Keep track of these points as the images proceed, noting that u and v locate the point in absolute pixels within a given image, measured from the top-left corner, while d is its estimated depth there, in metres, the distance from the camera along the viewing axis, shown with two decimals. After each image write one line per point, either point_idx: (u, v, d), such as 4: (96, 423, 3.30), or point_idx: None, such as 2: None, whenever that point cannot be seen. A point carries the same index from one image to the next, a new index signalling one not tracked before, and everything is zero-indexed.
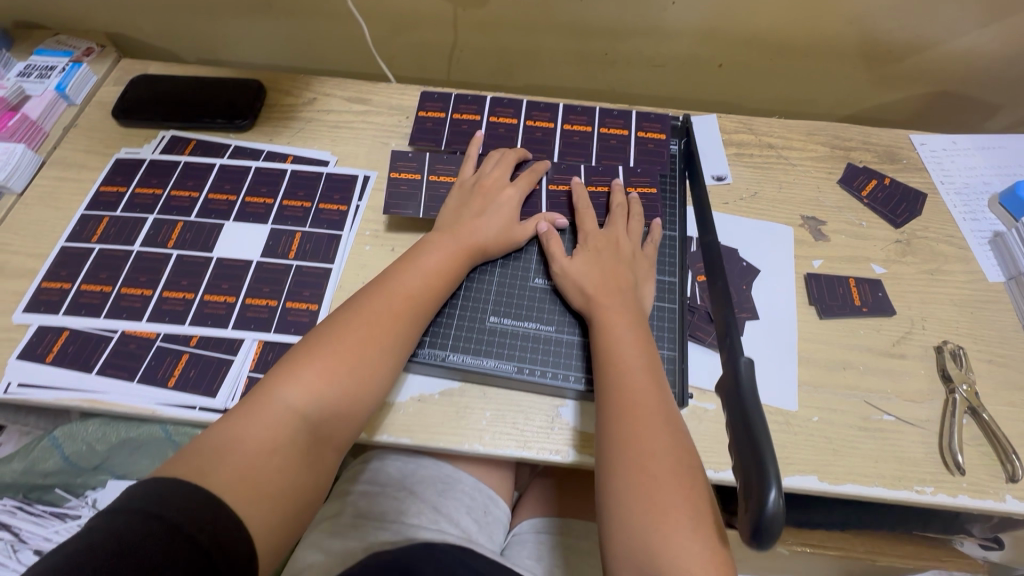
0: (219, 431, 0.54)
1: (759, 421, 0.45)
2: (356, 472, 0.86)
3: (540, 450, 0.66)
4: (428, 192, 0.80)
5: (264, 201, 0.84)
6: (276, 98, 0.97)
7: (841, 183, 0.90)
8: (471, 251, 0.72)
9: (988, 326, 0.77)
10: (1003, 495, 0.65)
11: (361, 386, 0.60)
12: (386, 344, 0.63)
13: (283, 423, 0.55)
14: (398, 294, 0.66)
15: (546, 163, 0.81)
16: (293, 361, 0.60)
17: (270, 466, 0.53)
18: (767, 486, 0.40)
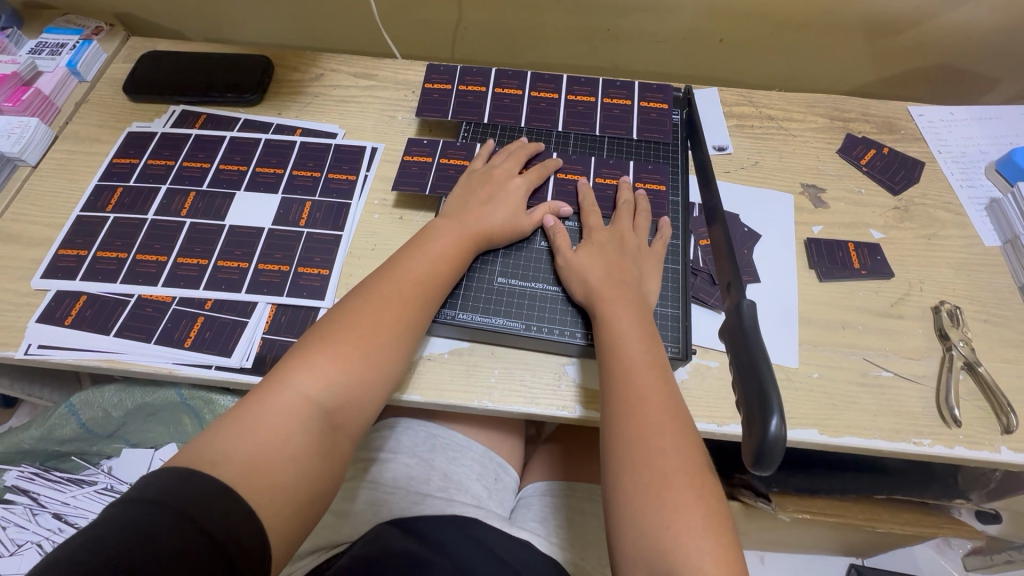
0: (229, 421, 0.53)
1: (764, 357, 0.47)
2: (369, 441, 0.89)
3: (549, 406, 0.68)
4: (437, 173, 0.82)
5: (274, 171, 0.85)
6: (284, 74, 0.98)
7: (840, 153, 0.91)
8: (479, 238, 0.71)
9: (984, 287, 0.79)
10: (998, 446, 0.67)
11: (372, 377, 0.59)
12: (397, 332, 0.62)
13: (295, 415, 0.54)
14: (407, 281, 0.65)
15: (557, 158, 0.81)
16: (304, 350, 0.59)
17: (281, 456, 0.52)
18: (768, 414, 0.42)
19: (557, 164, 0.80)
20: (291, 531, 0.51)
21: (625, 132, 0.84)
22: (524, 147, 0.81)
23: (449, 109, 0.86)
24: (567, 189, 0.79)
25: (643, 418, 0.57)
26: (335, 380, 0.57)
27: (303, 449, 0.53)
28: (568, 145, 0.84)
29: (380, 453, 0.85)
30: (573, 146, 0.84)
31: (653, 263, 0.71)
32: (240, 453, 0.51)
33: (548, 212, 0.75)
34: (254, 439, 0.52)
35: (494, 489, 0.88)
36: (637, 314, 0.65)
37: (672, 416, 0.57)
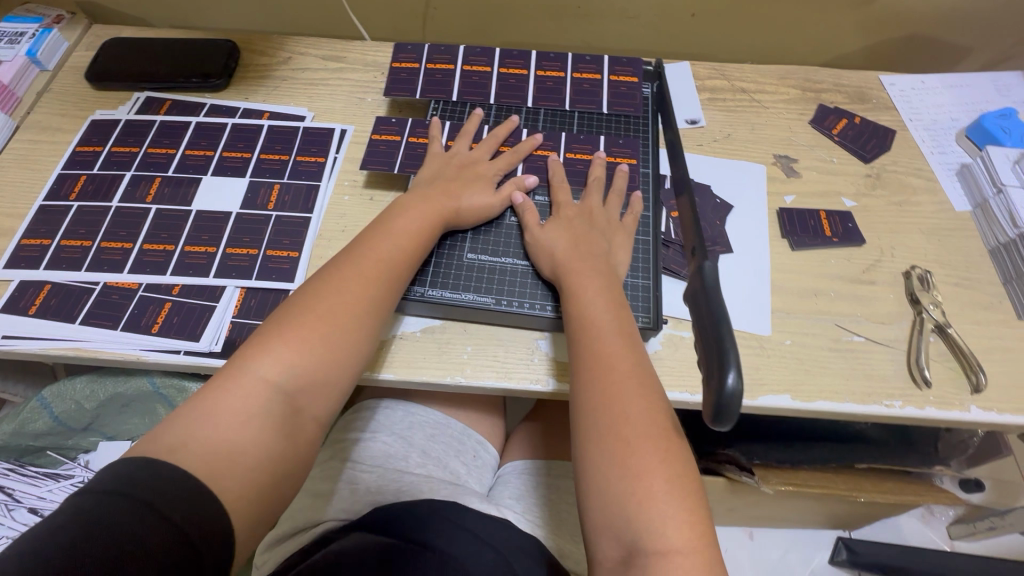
0: (190, 406, 0.53)
1: (722, 315, 0.46)
2: (350, 422, 0.88)
3: (521, 380, 0.68)
4: (405, 151, 0.81)
5: (242, 155, 0.84)
6: (250, 59, 0.97)
7: (812, 124, 0.91)
8: (446, 216, 0.70)
9: (955, 251, 0.79)
10: (968, 405, 0.68)
11: (336, 359, 0.58)
12: (359, 311, 0.61)
13: (257, 398, 0.54)
14: (371, 260, 0.64)
15: (536, 138, 0.79)
16: (264, 332, 0.58)
17: (242, 438, 0.52)
18: (725, 369, 0.42)
19: (537, 143, 0.79)
20: (256, 508, 0.51)
21: (595, 107, 0.84)
22: (498, 127, 0.81)
23: (417, 88, 0.85)
24: (537, 165, 0.79)
25: (608, 388, 0.56)
26: (301, 364, 0.56)
27: (263, 430, 0.53)
28: (538, 123, 0.83)
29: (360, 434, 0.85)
30: (543, 124, 0.83)
31: (623, 236, 0.70)
32: (199, 437, 0.50)
33: (517, 188, 0.75)
34: (218, 422, 0.52)
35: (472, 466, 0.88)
36: (601, 285, 0.64)
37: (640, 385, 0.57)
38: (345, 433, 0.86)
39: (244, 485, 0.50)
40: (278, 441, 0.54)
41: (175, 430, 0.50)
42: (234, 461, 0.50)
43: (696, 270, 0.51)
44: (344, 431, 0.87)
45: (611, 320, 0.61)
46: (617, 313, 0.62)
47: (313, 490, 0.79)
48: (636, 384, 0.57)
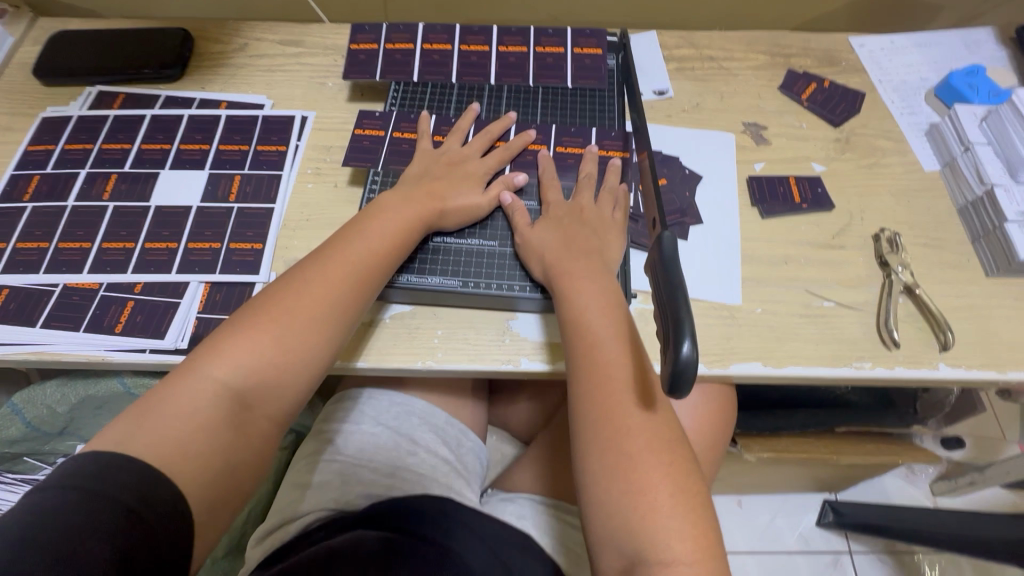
0: (143, 403, 0.54)
1: (680, 287, 0.46)
2: (334, 412, 0.87)
3: (492, 362, 0.68)
4: (390, 149, 0.78)
5: (200, 147, 0.82)
6: (205, 46, 0.94)
7: (781, 89, 0.90)
8: (426, 216, 0.68)
9: (923, 212, 0.79)
10: (936, 363, 0.69)
11: (293, 359, 0.58)
12: (319, 316, 0.60)
13: (206, 394, 0.55)
14: (334, 260, 0.63)
15: (529, 133, 0.77)
16: (222, 334, 0.58)
17: (198, 436, 0.53)
18: (680, 339, 0.42)
19: (531, 138, 0.77)
20: (211, 498, 0.52)
21: (559, 81, 0.82)
22: (493, 124, 0.78)
23: (376, 70, 0.83)
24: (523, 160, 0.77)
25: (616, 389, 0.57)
26: (252, 362, 0.57)
27: (217, 431, 0.54)
28: (502, 101, 0.81)
29: (341, 425, 0.84)
30: (507, 102, 0.81)
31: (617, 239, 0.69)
32: (143, 432, 0.51)
33: (506, 186, 0.73)
34: (159, 418, 0.52)
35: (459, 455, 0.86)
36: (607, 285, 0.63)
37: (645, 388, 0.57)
38: (331, 425, 0.85)
39: (199, 478, 0.52)
40: (226, 434, 0.54)
41: (124, 426, 0.52)
42: (182, 451, 0.52)
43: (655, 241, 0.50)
44: (327, 422, 0.86)
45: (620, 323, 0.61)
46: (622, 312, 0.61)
47: (300, 483, 0.80)
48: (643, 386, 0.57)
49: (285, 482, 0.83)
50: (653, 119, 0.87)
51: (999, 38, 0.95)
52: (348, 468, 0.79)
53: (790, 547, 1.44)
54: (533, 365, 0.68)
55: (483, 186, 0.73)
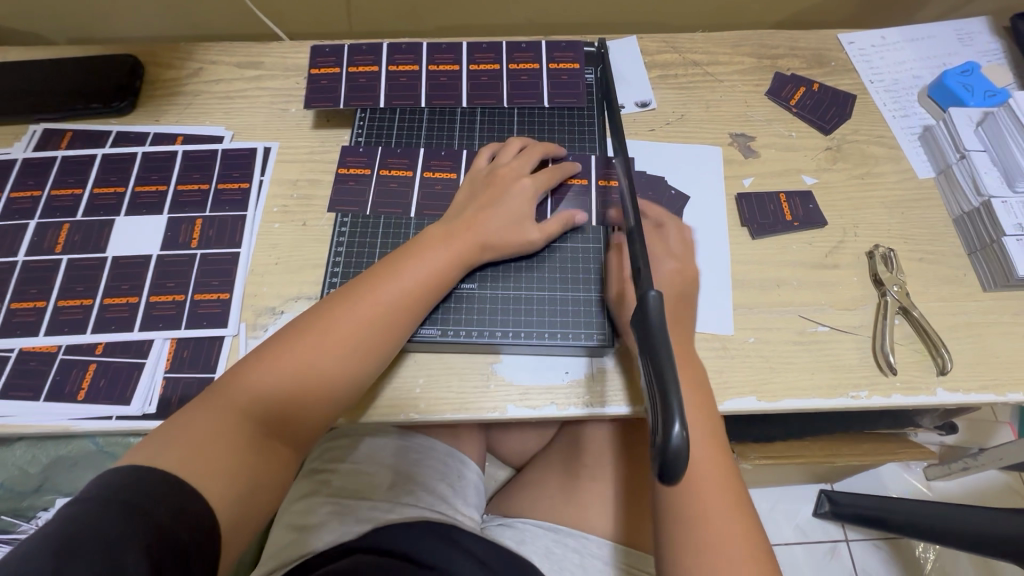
0: (178, 421, 0.56)
1: (666, 355, 0.43)
2: (333, 449, 0.82)
3: (479, 409, 0.65)
4: (378, 187, 0.74)
5: (157, 189, 0.77)
6: (156, 73, 0.88)
7: (769, 96, 0.86)
8: (471, 246, 0.66)
9: (918, 224, 0.76)
10: (934, 388, 0.67)
11: (320, 389, 0.60)
12: (352, 352, 0.61)
13: (238, 413, 0.57)
14: (370, 293, 0.63)
15: (574, 163, 0.74)
16: (251, 363, 0.60)
17: (228, 458, 0.54)
18: (669, 418, 0.40)
19: (576, 170, 0.74)
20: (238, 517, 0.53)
21: (536, 101, 0.78)
22: (543, 146, 0.74)
23: (340, 97, 0.78)
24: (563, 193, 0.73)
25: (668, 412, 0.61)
26: (282, 390, 0.59)
27: (246, 455, 0.55)
28: (475, 126, 0.77)
29: (337, 463, 0.80)
30: (478, 128, 0.77)
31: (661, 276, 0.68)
32: (180, 448, 0.53)
33: (566, 222, 0.69)
34: (197, 435, 0.54)
35: (459, 489, 0.81)
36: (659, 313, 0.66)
37: (699, 411, 0.61)
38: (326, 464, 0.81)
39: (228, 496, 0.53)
40: (252, 454, 0.56)
41: (161, 442, 0.53)
42: (213, 469, 0.53)
43: (640, 301, 0.47)
44: (325, 460, 0.82)
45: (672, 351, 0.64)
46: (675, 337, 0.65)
47: (296, 524, 0.76)
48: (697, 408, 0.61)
49: (279, 522, 0.79)
50: (636, 134, 0.83)
51: (994, 28, 0.90)
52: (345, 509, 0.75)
53: (789, 538, 1.46)
54: (520, 411, 0.65)
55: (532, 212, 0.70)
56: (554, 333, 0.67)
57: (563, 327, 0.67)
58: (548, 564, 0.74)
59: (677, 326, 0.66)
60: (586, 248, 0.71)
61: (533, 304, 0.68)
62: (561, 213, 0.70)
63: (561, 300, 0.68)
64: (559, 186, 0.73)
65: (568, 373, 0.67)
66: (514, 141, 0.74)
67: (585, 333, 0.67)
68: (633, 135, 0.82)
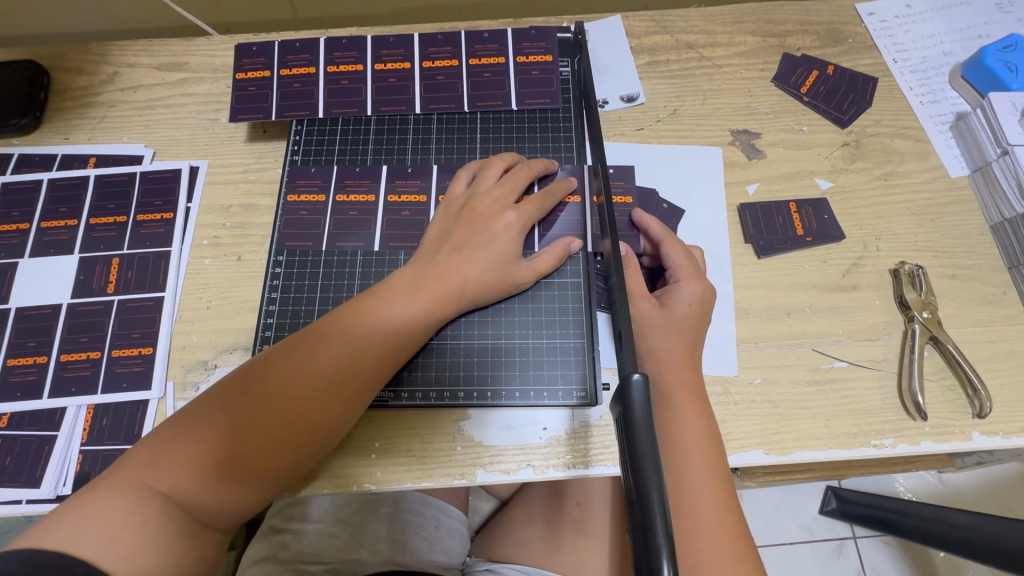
0: (90, 494, 0.43)
1: (653, 463, 0.34)
2: (289, 508, 0.77)
3: (444, 477, 0.56)
4: (334, 216, 0.64)
5: (66, 224, 0.66)
6: (62, 79, 0.75)
7: (777, 82, 0.73)
8: (448, 296, 0.54)
9: (950, 233, 0.66)
10: (969, 433, 0.58)
11: (270, 465, 0.47)
12: (307, 422, 0.48)
13: (154, 498, 0.44)
14: (333, 344, 0.50)
15: (569, 181, 0.62)
16: (172, 437, 0.46)
17: (143, 547, 0.42)
18: (655, 564, 0.31)
19: (572, 187, 0.63)
20: None
21: (503, 103, 0.66)
22: (529, 163, 0.62)
23: (272, 108, 0.67)
24: (553, 215, 0.63)
25: (671, 466, 0.50)
26: (231, 462, 0.46)
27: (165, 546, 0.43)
28: (432, 137, 0.67)
29: (294, 524, 0.75)
30: (436, 140, 0.67)
31: (674, 306, 0.57)
32: (92, 536, 0.41)
33: (561, 255, 0.59)
34: (107, 517, 0.42)
35: (434, 540, 0.76)
36: (661, 344, 0.55)
37: (710, 466, 0.51)
38: (285, 524, 0.76)
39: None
40: (183, 542, 0.44)
41: (66, 526, 0.41)
42: (132, 562, 0.41)
43: (621, 386, 0.37)
44: (284, 517, 0.76)
45: (677, 390, 0.53)
46: (682, 373, 0.54)
47: None
48: (707, 463, 0.51)
49: None
50: (623, 135, 0.71)
51: None
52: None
53: (792, 537, 1.19)
54: (491, 477, 0.56)
55: (518, 250, 0.58)
56: (527, 391, 0.58)
57: (537, 382, 0.58)
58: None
59: (685, 360, 0.55)
60: (564, 286, 0.61)
61: (500, 355, 0.59)
62: (555, 242, 0.60)
63: (538, 348, 0.59)
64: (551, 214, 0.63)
65: (546, 429, 0.58)
66: (495, 159, 0.62)
67: (562, 390, 0.58)
68: (620, 136, 0.71)
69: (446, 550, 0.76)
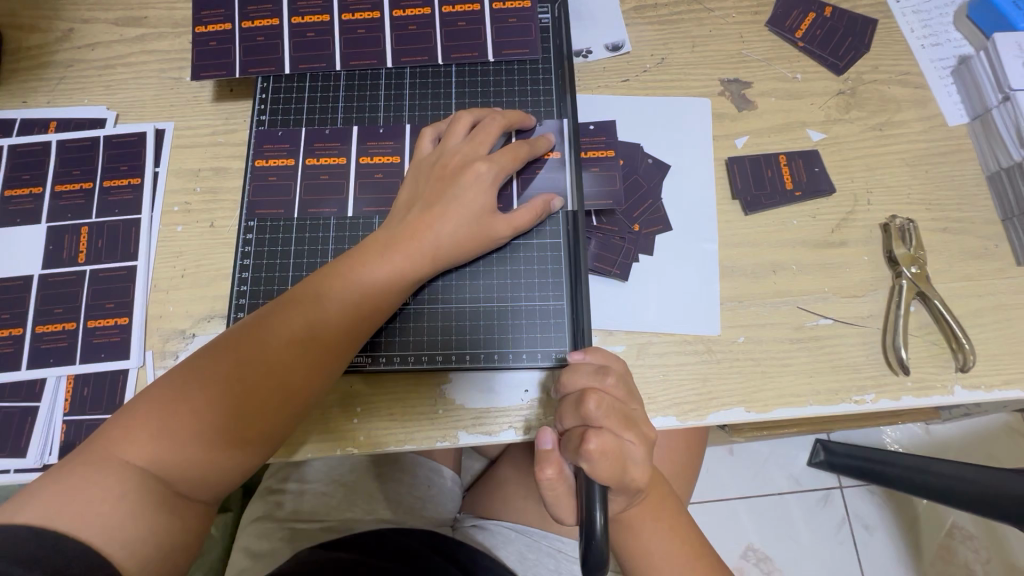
0: (64, 470, 0.43)
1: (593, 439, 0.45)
2: (284, 469, 0.79)
3: (428, 439, 0.56)
4: (307, 179, 0.61)
5: (31, 192, 0.64)
6: (12, 36, 0.70)
7: (771, 26, 0.69)
8: (422, 256, 0.53)
9: (944, 185, 0.64)
10: (952, 387, 0.57)
11: (248, 430, 0.47)
12: (281, 386, 0.48)
13: (127, 467, 0.43)
14: (303, 309, 0.50)
15: (549, 136, 0.60)
16: (143, 407, 0.46)
17: (120, 515, 0.42)
18: (591, 513, 0.43)
19: (551, 143, 0.60)
20: None
21: (478, 55, 0.63)
22: (504, 116, 0.59)
23: (236, 64, 0.63)
24: (532, 170, 0.60)
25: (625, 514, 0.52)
26: (205, 429, 0.45)
27: (142, 513, 0.42)
28: (405, 92, 0.64)
29: (290, 484, 0.78)
30: (409, 96, 0.63)
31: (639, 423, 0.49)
32: (67, 510, 0.41)
33: (539, 211, 0.57)
34: (80, 490, 0.42)
35: (426, 498, 0.77)
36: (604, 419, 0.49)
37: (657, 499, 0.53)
38: (279, 484, 0.78)
39: (125, 563, 0.41)
40: (164, 512, 0.43)
41: (41, 499, 0.41)
42: (110, 533, 0.41)
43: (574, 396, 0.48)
44: (280, 478, 0.79)
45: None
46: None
47: (250, 548, 0.73)
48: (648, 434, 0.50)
49: (234, 550, 0.75)
50: (607, 87, 0.67)
51: None
52: (301, 531, 0.72)
53: (780, 488, 1.22)
54: (474, 439, 0.56)
55: (494, 207, 0.56)
56: (506, 354, 0.58)
57: (517, 344, 0.58)
58: (522, 570, 0.67)
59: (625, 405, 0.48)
60: (543, 247, 0.60)
61: (480, 318, 0.59)
62: (534, 199, 0.58)
63: (519, 309, 0.59)
64: (529, 170, 0.60)
65: (527, 392, 0.58)
66: (468, 113, 0.59)
67: (541, 352, 0.58)
68: (604, 88, 0.67)
69: (438, 508, 0.78)
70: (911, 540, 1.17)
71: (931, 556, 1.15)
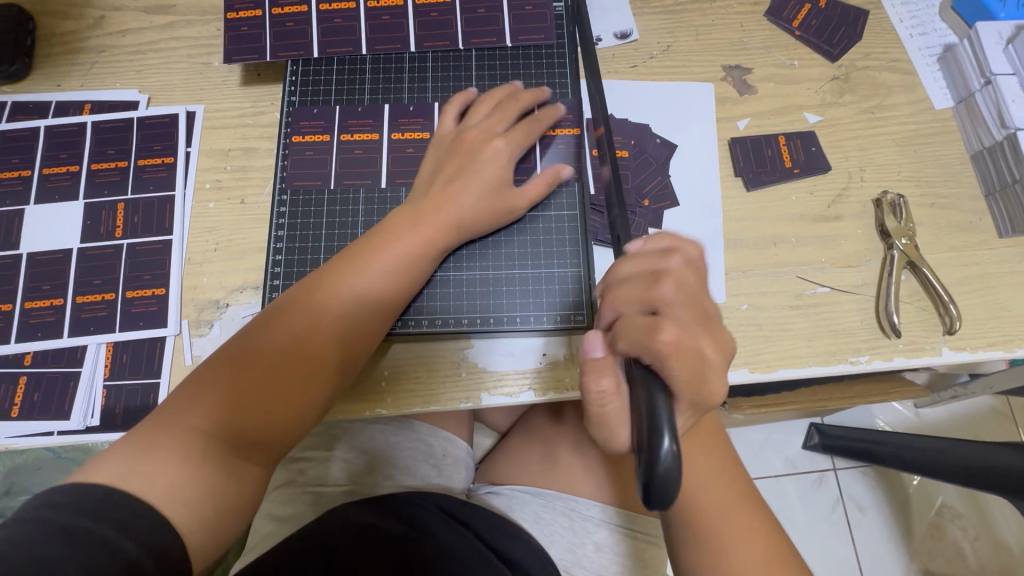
0: (128, 438, 0.46)
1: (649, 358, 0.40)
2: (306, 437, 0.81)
3: (452, 400, 0.60)
4: (339, 157, 0.65)
5: (68, 170, 0.67)
6: (45, 22, 0.73)
7: (769, 16, 0.74)
8: (447, 228, 0.57)
9: (932, 163, 0.68)
10: (939, 348, 0.62)
11: (297, 393, 0.50)
12: (325, 348, 0.51)
13: (188, 434, 0.46)
14: (337, 281, 0.53)
15: (558, 108, 0.64)
16: (200, 377, 0.49)
17: (181, 477, 0.44)
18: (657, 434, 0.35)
19: (560, 114, 0.64)
20: (207, 539, 0.44)
21: (496, 40, 0.67)
22: (518, 95, 0.63)
23: (266, 49, 0.67)
24: (549, 146, 0.65)
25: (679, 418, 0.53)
26: (256, 393, 0.49)
27: (202, 477, 0.45)
28: (428, 75, 0.67)
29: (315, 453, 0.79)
30: (432, 78, 0.67)
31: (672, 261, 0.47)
32: (134, 472, 0.43)
33: (552, 180, 0.61)
34: (144, 455, 0.44)
35: (443, 466, 0.80)
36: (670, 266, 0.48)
37: None
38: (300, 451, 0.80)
39: (190, 522, 0.43)
40: (221, 473, 0.46)
41: (107, 464, 0.43)
42: (172, 494, 0.43)
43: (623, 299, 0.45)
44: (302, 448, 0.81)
45: None
46: None
47: (276, 514, 0.76)
48: None
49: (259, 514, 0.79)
50: (617, 72, 0.71)
51: None
52: (324, 496, 0.75)
53: (777, 470, 1.25)
54: (495, 400, 0.60)
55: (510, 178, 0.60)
56: (528, 318, 0.61)
57: (537, 308, 0.61)
58: (537, 530, 0.69)
59: None
60: (561, 218, 0.63)
61: (503, 284, 0.62)
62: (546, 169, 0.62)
63: (544, 276, 0.62)
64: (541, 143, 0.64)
65: (546, 354, 0.61)
66: (485, 95, 0.63)
67: (562, 316, 0.61)
68: (614, 73, 0.71)
69: (453, 477, 0.80)
70: (903, 516, 1.21)
71: (921, 533, 1.20)
